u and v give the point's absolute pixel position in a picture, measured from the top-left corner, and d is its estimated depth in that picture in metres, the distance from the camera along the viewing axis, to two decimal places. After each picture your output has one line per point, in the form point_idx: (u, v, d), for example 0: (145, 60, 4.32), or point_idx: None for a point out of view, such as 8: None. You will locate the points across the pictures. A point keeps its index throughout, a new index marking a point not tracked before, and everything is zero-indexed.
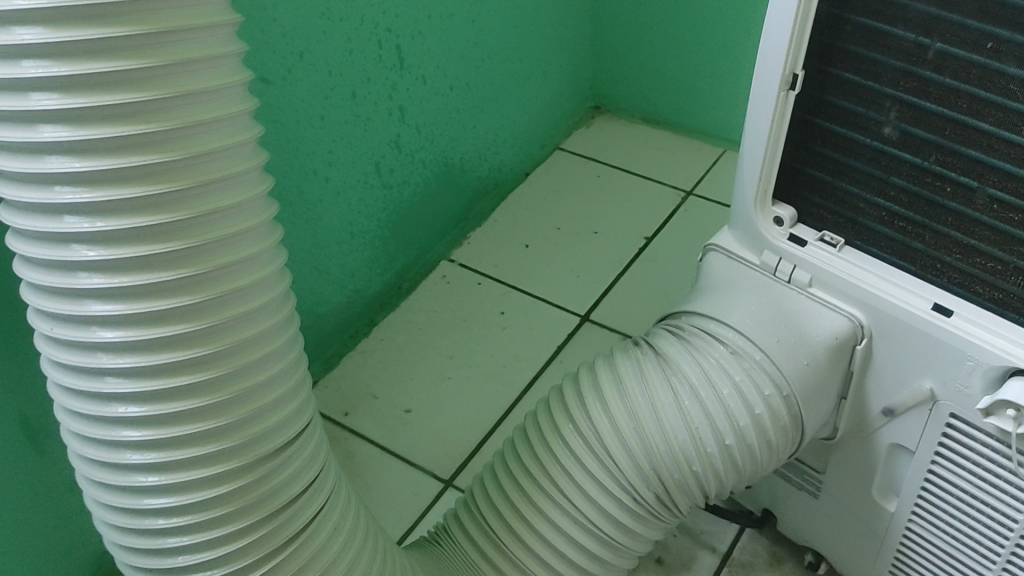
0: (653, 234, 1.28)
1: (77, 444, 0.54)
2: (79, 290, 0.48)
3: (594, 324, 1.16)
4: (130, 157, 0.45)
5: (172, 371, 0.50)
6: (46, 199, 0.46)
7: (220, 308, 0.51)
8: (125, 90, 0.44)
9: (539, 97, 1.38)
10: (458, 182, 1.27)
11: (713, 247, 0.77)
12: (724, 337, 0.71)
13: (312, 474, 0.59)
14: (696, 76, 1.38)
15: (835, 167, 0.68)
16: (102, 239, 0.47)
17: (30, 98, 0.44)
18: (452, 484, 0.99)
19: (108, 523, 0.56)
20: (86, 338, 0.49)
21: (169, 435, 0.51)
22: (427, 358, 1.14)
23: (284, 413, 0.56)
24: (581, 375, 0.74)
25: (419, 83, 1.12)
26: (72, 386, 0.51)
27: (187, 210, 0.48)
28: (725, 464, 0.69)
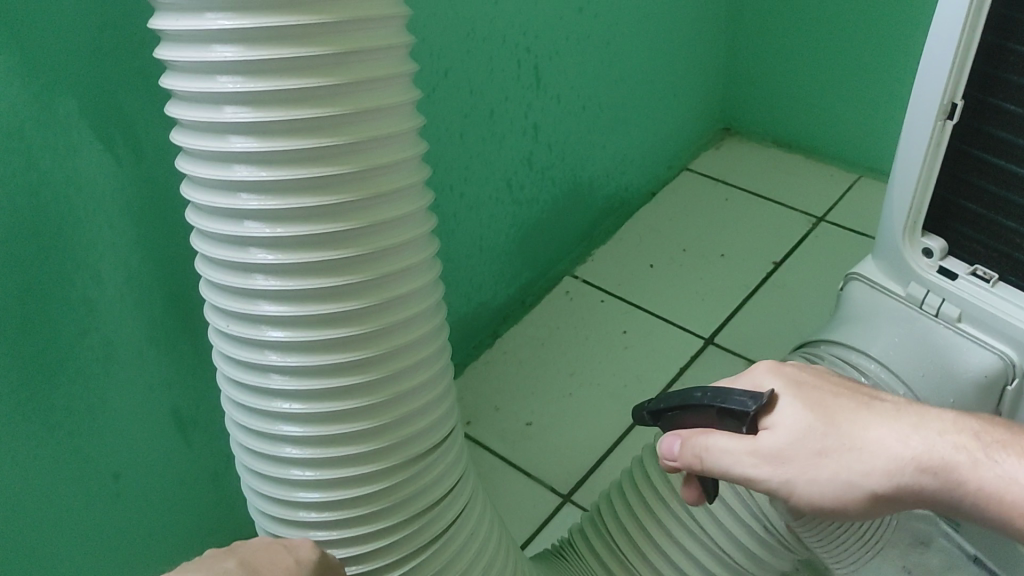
0: (782, 259, 1.26)
1: (240, 436, 0.57)
2: (254, 291, 0.51)
3: (718, 348, 1.15)
4: (309, 168, 0.48)
5: (334, 372, 0.53)
6: (232, 205, 0.49)
7: (381, 314, 0.53)
8: (308, 106, 0.47)
9: (669, 118, 1.38)
10: (586, 200, 1.28)
11: (855, 276, 0.76)
12: (866, 368, 0.70)
13: (453, 480, 0.61)
14: (832, 100, 1.35)
15: (993, 201, 0.65)
16: (279, 244, 0.50)
17: (224, 111, 0.48)
18: (570, 500, 1.00)
19: (263, 512, 0.59)
20: (256, 337, 0.52)
21: (326, 432, 0.54)
22: (549, 373, 1.15)
23: (431, 419, 0.58)
24: None
25: (554, 102, 1.14)
26: (240, 381, 0.54)
27: (356, 220, 0.50)
28: None
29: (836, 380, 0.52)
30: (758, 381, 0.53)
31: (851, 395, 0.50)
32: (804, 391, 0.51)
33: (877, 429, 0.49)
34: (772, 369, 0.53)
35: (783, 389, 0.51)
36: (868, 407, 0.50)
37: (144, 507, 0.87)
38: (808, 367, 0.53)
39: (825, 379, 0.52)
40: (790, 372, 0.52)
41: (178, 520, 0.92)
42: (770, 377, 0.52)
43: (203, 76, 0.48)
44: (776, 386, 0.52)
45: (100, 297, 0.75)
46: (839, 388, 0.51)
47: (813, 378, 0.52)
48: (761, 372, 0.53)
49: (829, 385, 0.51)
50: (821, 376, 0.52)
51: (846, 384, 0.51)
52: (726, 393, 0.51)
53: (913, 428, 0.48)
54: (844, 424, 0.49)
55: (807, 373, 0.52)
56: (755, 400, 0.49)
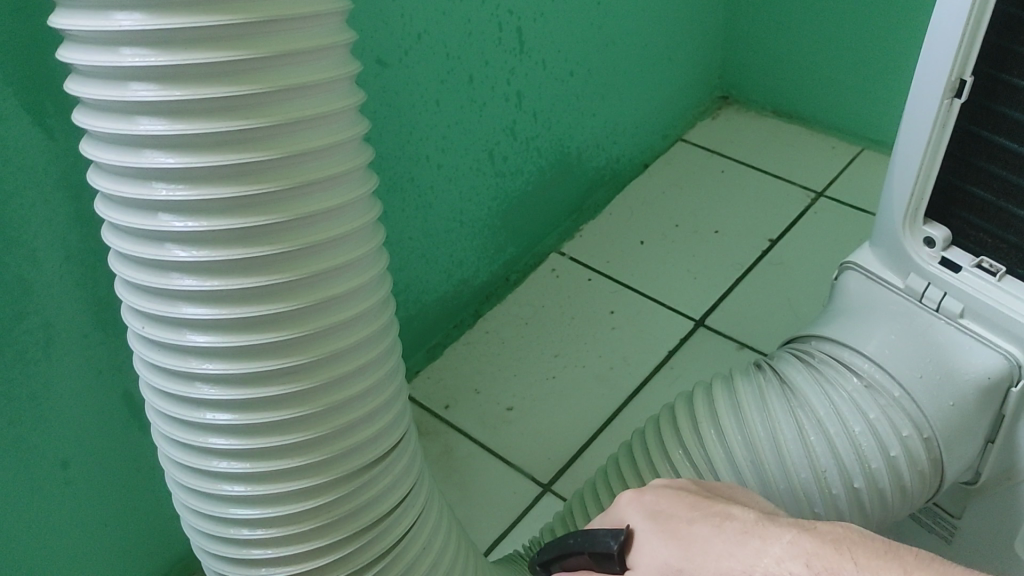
0: (778, 236, 1.20)
1: (166, 446, 0.52)
2: (173, 291, 0.46)
3: (708, 330, 1.10)
4: (229, 154, 0.43)
5: (266, 380, 0.47)
6: (143, 195, 0.44)
7: (318, 316, 0.48)
8: (226, 82, 0.42)
9: (664, 85, 1.31)
10: (574, 172, 1.22)
11: (850, 265, 0.70)
12: (858, 369, 0.64)
13: (405, 490, 0.56)
14: (836, 68, 1.29)
15: (1004, 187, 0.60)
16: (197, 240, 0.44)
17: (128, 89, 0.42)
18: (550, 489, 0.96)
19: (196, 527, 0.54)
20: (178, 341, 0.47)
21: (257, 445, 0.49)
22: (532, 355, 1.10)
23: (378, 427, 0.53)
24: (695, 396, 0.68)
25: (539, 68, 1.07)
26: (162, 388, 0.49)
27: (286, 212, 0.45)
28: (853, 508, 0.62)
29: (696, 499, 0.43)
30: (622, 512, 0.45)
31: (709, 518, 0.41)
32: (661, 521, 0.42)
33: (728, 560, 0.39)
34: (635, 499, 0.45)
35: (640, 522, 0.43)
36: (721, 531, 0.41)
37: (96, 496, 0.83)
38: (673, 487, 0.45)
39: (685, 499, 0.43)
40: (650, 501, 0.44)
41: (134, 511, 0.87)
42: (633, 506, 0.45)
43: (105, 47, 0.42)
44: (636, 517, 0.44)
45: (38, 278, 0.70)
46: (695, 513, 0.42)
47: (671, 502, 0.43)
48: (627, 501, 0.46)
49: (685, 507, 0.43)
50: (681, 496, 0.44)
51: (704, 505, 0.43)
52: (593, 534, 0.44)
53: (763, 552, 0.39)
54: (697, 562, 0.40)
55: (668, 497, 0.44)
56: (615, 539, 0.43)
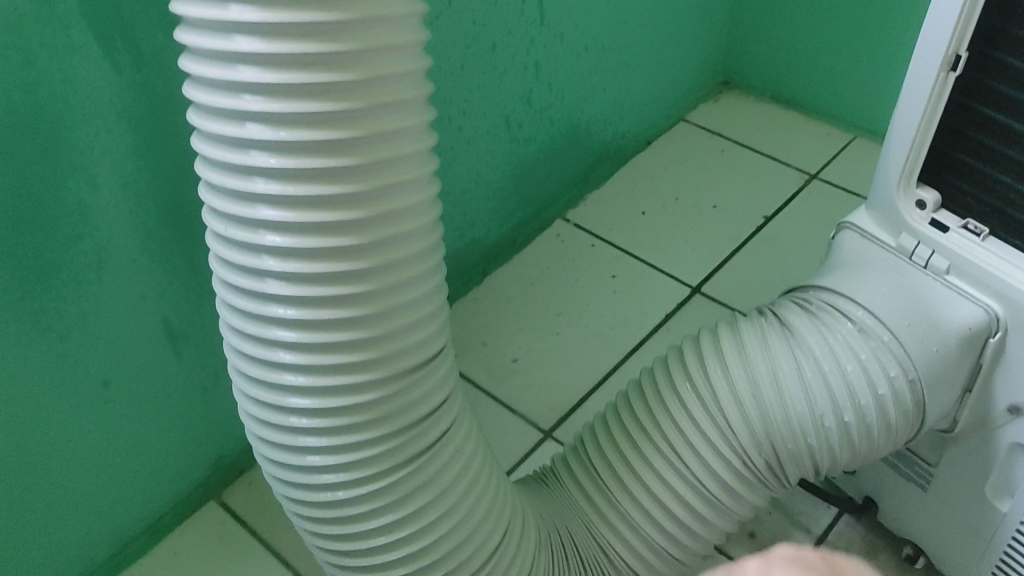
0: (773, 214, 1.27)
1: (234, 338, 0.58)
2: (254, 194, 0.51)
3: (704, 297, 1.16)
4: (315, 73, 0.48)
5: (331, 280, 0.53)
6: (234, 105, 0.49)
7: (382, 225, 0.53)
8: (319, 9, 0.47)
9: (670, 66, 1.37)
10: (583, 143, 1.28)
11: (848, 226, 0.76)
12: (851, 315, 0.70)
13: (442, 397, 0.62)
14: (835, 58, 1.35)
15: (990, 154, 0.66)
16: (280, 148, 0.50)
17: (229, 9, 0.47)
18: (551, 436, 1.03)
19: (254, 416, 0.60)
20: (255, 241, 0.52)
21: (319, 338, 0.54)
22: (537, 313, 1.16)
23: (423, 334, 0.58)
24: (701, 338, 0.73)
25: (557, 40, 1.13)
26: (235, 284, 0.55)
27: (360, 129, 0.50)
28: (842, 441, 0.69)
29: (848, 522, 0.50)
30: None
31: None
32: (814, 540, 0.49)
33: None
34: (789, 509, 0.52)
35: None
36: None
37: (131, 413, 0.89)
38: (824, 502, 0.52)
39: None
40: None
41: (164, 433, 0.93)
42: None
43: None
44: None
45: (95, 204, 0.76)
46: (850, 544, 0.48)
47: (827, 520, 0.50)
48: None
49: None
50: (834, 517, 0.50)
51: None
52: None
53: None
54: None
55: None
56: None
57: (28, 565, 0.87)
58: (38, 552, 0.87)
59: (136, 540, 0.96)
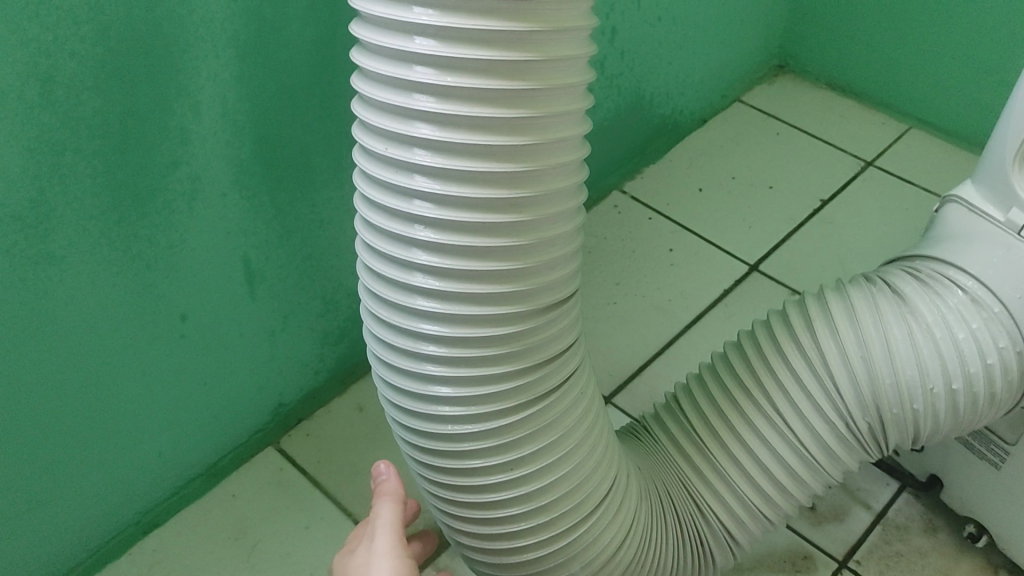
0: (830, 197, 1.27)
1: (371, 261, 0.58)
2: (411, 111, 0.51)
3: (762, 275, 1.16)
4: None
5: (483, 207, 0.53)
6: (402, 18, 0.49)
7: (539, 156, 0.53)
8: None
9: (732, 45, 1.36)
10: (644, 116, 1.27)
11: (955, 199, 0.76)
12: (962, 284, 0.70)
13: (567, 343, 0.62)
14: (897, 48, 1.35)
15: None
16: (444, 65, 0.50)
17: None
18: (612, 402, 1.02)
19: (380, 341, 0.60)
20: (405, 158, 0.52)
21: (461, 265, 0.54)
22: (594, 281, 1.16)
23: (559, 275, 0.58)
24: (806, 302, 0.73)
25: (634, 9, 1.12)
26: (380, 204, 0.55)
27: (532, 53, 0.50)
28: (947, 409, 0.69)
29: None
30: None
31: None
32: None
33: None
34: None
35: None
36: None
37: (203, 354, 0.87)
38: None
39: None
40: None
41: (230, 375, 0.92)
42: None
43: None
44: None
45: (195, 129, 0.73)
46: None
47: None
48: None
49: None
50: None
51: None
52: None
53: None
54: None
55: None
56: None
57: (88, 498, 0.86)
58: (101, 485, 0.86)
59: (192, 482, 0.96)
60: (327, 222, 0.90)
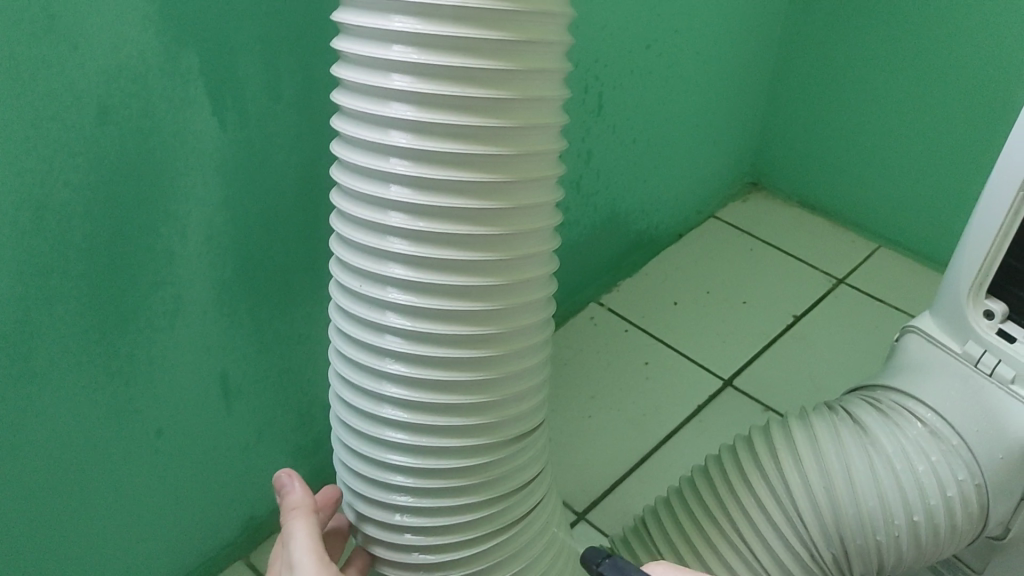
0: (802, 313, 1.30)
1: (343, 391, 0.60)
2: (386, 252, 0.54)
3: (736, 390, 1.18)
4: (467, 143, 0.52)
5: (452, 341, 0.55)
6: (380, 168, 0.53)
7: (507, 295, 0.56)
8: (482, 86, 0.51)
9: (705, 164, 1.42)
10: (621, 232, 1.31)
11: (913, 329, 0.78)
12: (921, 416, 0.73)
13: (534, 471, 0.64)
14: (863, 170, 1.40)
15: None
16: (418, 211, 0.53)
17: (391, 78, 0.51)
18: (586, 518, 1.02)
19: (349, 469, 0.61)
20: (379, 296, 0.55)
21: (430, 399, 0.56)
22: (571, 395, 1.17)
23: (527, 407, 0.60)
24: (771, 430, 0.75)
25: (609, 131, 1.17)
26: (353, 338, 0.57)
27: (501, 201, 0.53)
28: (909, 540, 0.70)
29: None
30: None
31: None
32: None
33: None
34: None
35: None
36: None
37: (176, 469, 0.87)
38: None
39: None
40: None
41: (202, 488, 0.92)
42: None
43: (381, 43, 0.51)
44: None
45: (181, 252, 0.75)
46: None
47: None
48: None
49: None
50: None
51: None
52: None
53: None
54: None
55: None
56: None
57: None
58: None
59: None
60: (305, 337, 0.92)
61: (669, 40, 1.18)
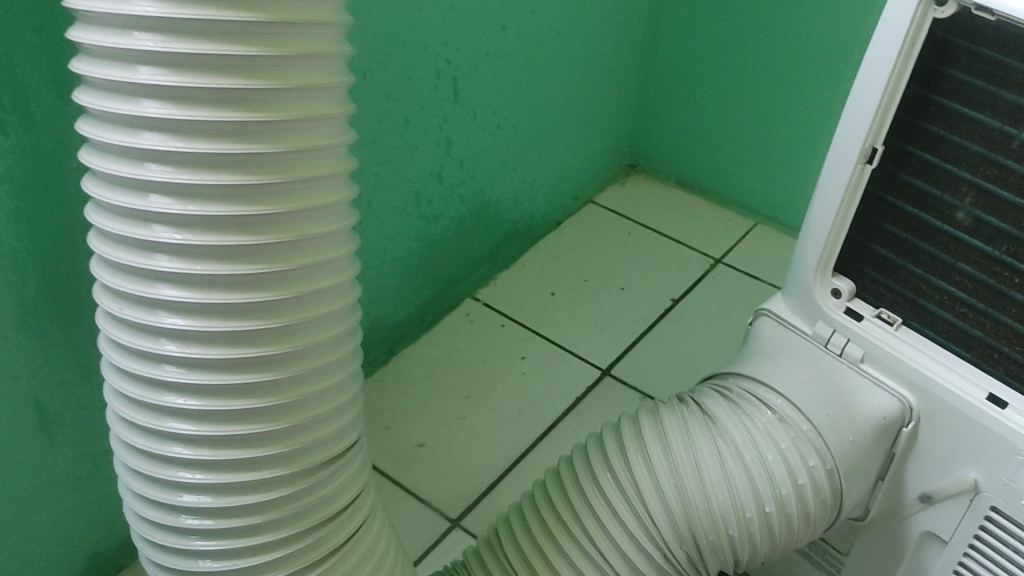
0: (680, 296, 1.28)
1: (124, 431, 0.53)
2: (154, 272, 0.48)
3: (614, 379, 1.15)
4: (231, 143, 0.45)
5: (236, 367, 0.49)
6: (137, 175, 0.46)
7: (299, 308, 0.51)
8: (244, 76, 0.45)
9: (578, 148, 1.38)
10: (492, 222, 1.26)
11: (765, 312, 0.76)
12: (772, 403, 0.70)
13: (353, 492, 0.59)
14: (737, 147, 1.39)
15: (981, 259, 0.62)
16: (184, 223, 0.46)
17: (139, 71, 0.44)
18: (459, 524, 0.98)
19: (140, 515, 0.55)
20: (152, 322, 0.48)
21: (220, 432, 0.50)
22: (443, 397, 1.12)
23: (335, 426, 0.55)
24: (622, 428, 0.71)
25: (469, 117, 1.12)
26: (128, 370, 0.51)
27: (278, 205, 0.48)
28: (763, 533, 0.67)
29: None
30: None
31: None
32: None
33: None
34: None
35: None
36: None
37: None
38: None
39: None
40: None
41: (28, 527, 0.84)
42: None
43: (120, 30, 0.44)
44: None
45: None
46: None
47: None
48: None
49: None
50: None
51: None
52: None
53: None
54: None
55: None
56: None
57: None
58: None
59: None
60: None
61: (527, 20, 1.13)
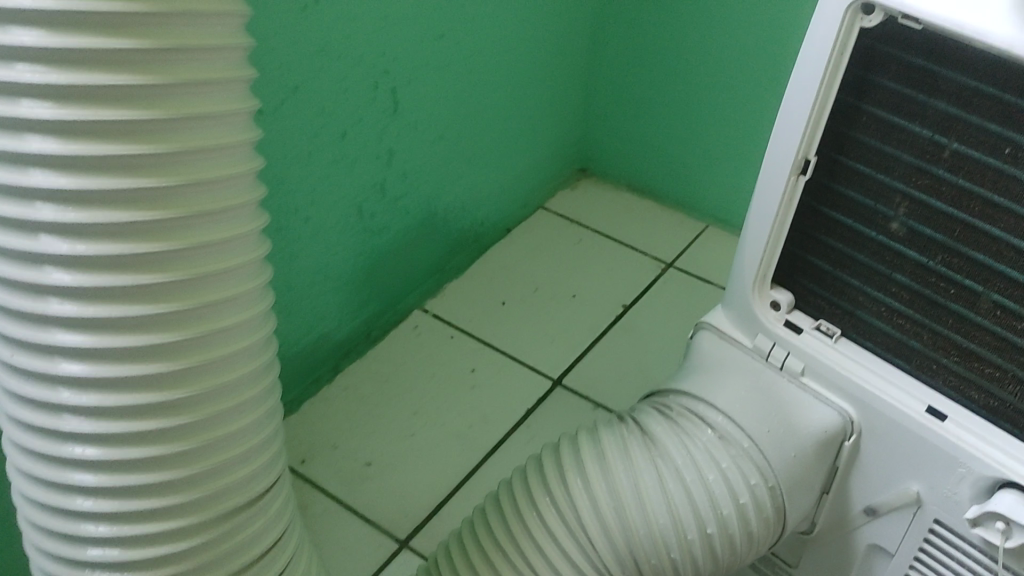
0: (631, 302, 1.27)
1: (25, 480, 0.51)
2: (48, 316, 0.45)
3: (565, 390, 1.13)
4: (125, 178, 0.43)
5: (138, 414, 0.47)
6: (24, 215, 0.43)
7: (205, 348, 0.48)
8: (135, 106, 0.42)
9: (526, 154, 1.36)
10: (438, 232, 1.24)
11: (705, 325, 0.75)
12: (711, 420, 0.69)
13: (275, 532, 0.59)
14: (686, 150, 1.38)
15: (915, 270, 0.61)
16: (77, 263, 0.44)
17: (19, 104, 0.41)
18: (408, 545, 0.96)
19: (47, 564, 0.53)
20: (48, 370, 0.46)
21: (126, 482, 0.49)
22: (391, 414, 1.10)
23: (251, 469, 0.54)
24: (562, 450, 0.70)
25: (410, 127, 1.09)
26: (25, 419, 0.48)
27: (179, 242, 0.45)
28: (704, 553, 0.66)
29: None
30: None
31: None
32: None
33: None
34: None
35: None
36: None
37: None
38: None
39: None
40: None
41: None
42: None
43: None
44: None
45: None
46: None
47: None
48: None
49: None
50: None
51: None
52: None
53: None
54: None
55: None
56: None
57: None
58: None
59: None
60: None
61: (468, 27, 1.11)
